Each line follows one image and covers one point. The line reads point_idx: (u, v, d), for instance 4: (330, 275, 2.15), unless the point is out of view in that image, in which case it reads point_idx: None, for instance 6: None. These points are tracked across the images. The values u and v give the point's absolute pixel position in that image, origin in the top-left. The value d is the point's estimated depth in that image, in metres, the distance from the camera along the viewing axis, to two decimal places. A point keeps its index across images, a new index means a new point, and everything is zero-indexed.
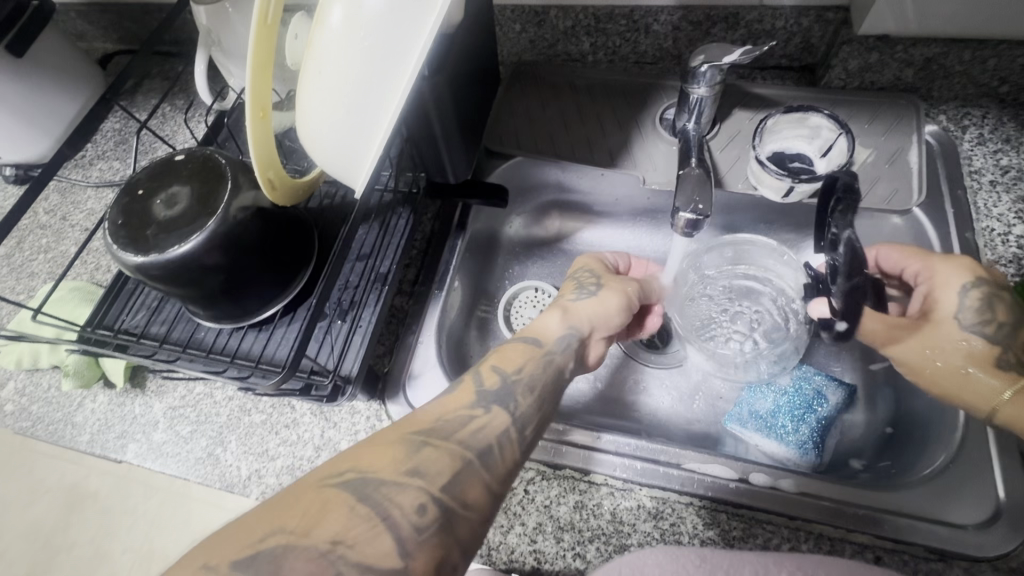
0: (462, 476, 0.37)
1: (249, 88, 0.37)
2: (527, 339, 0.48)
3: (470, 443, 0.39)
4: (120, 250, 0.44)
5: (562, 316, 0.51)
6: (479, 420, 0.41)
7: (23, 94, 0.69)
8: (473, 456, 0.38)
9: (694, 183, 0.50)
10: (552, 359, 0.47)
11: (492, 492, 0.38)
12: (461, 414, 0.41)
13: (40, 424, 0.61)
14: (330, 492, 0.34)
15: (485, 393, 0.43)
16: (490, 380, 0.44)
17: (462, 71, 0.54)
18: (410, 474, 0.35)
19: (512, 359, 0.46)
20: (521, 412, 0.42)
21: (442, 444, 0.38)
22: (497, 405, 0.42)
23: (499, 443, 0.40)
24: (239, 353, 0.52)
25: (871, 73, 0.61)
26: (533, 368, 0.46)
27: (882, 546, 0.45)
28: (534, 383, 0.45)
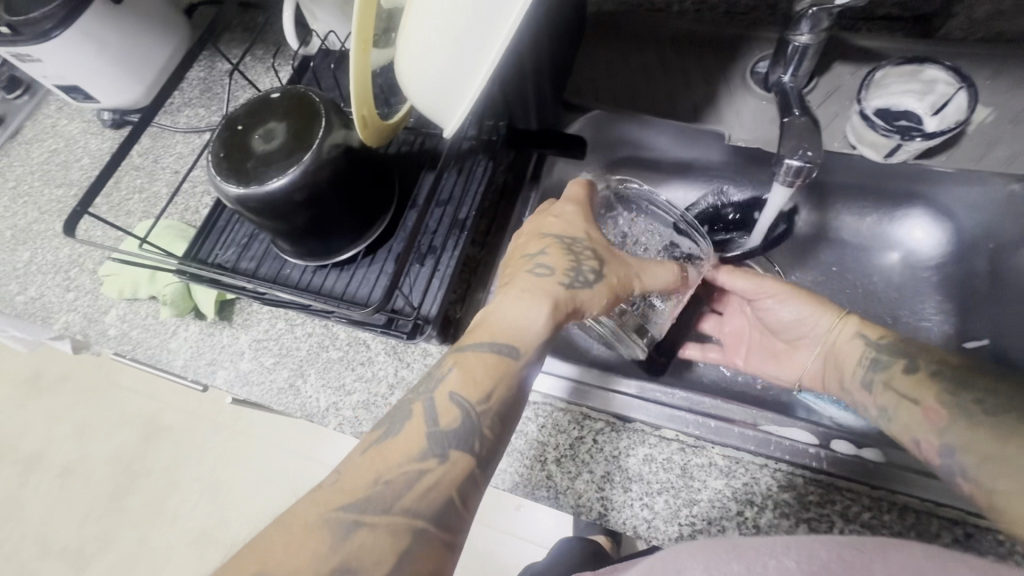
0: (411, 547, 0.34)
1: (355, 18, 0.37)
2: (499, 349, 0.41)
3: (421, 508, 0.35)
4: (224, 181, 0.46)
5: (546, 313, 0.43)
6: (432, 474, 0.37)
7: (122, 39, 0.72)
8: (425, 520, 0.35)
9: (802, 129, 0.47)
10: (520, 375, 0.41)
11: (451, 543, 0.36)
12: (408, 469, 0.37)
13: (139, 347, 0.66)
14: None
15: (439, 433, 0.38)
16: (446, 415, 0.39)
17: (552, 12, 0.52)
18: (339, 573, 0.32)
19: (478, 383, 0.40)
20: (484, 447, 0.39)
21: (381, 519, 0.34)
22: (455, 449, 0.38)
23: (457, 496, 0.37)
24: (323, 290, 0.55)
25: (1000, 22, 0.55)
26: (502, 392, 0.40)
27: (973, 523, 0.43)
28: (500, 410, 0.40)
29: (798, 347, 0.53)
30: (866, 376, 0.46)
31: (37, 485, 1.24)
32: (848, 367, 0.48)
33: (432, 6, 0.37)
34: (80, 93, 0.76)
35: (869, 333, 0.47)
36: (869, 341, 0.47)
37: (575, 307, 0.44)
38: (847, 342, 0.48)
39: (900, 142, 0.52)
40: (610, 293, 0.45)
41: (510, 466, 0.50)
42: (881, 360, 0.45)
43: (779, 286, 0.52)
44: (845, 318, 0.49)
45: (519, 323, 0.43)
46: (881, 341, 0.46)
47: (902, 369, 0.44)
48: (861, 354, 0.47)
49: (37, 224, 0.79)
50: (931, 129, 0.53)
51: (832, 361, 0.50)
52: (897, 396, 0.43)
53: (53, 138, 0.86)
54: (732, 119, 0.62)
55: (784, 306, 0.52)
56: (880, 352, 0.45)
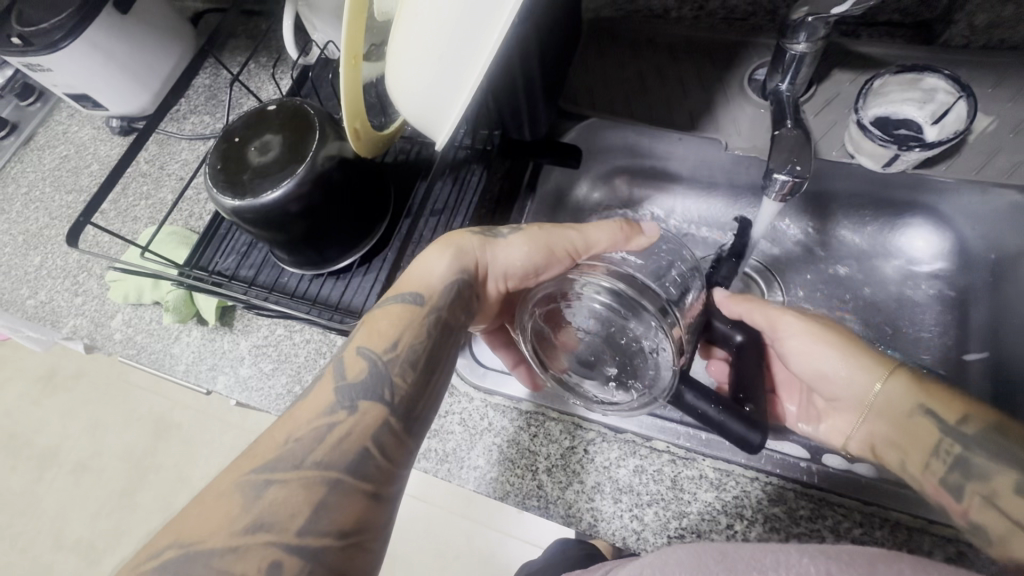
0: (330, 500, 0.36)
1: (343, 37, 0.38)
2: (406, 301, 0.44)
3: (332, 462, 0.37)
4: (219, 194, 0.47)
5: (451, 257, 0.45)
6: (344, 426, 0.39)
7: (129, 49, 0.73)
8: (342, 474, 0.37)
9: (790, 146, 0.47)
10: (428, 324, 0.44)
11: (372, 497, 0.38)
12: (320, 424, 0.39)
13: (144, 351, 0.68)
14: None
15: (347, 387, 0.41)
16: (354, 367, 0.41)
17: (546, 22, 0.52)
18: (253, 530, 0.34)
19: (385, 333, 0.43)
20: (398, 396, 0.41)
21: (295, 476, 0.36)
22: (364, 400, 0.40)
23: (374, 447, 0.39)
24: (319, 299, 0.55)
25: (1002, 29, 0.54)
26: (409, 340, 0.43)
27: (967, 541, 0.42)
28: (411, 359, 0.42)
29: (832, 406, 0.47)
30: (952, 480, 0.39)
31: (52, 481, 1.28)
32: (914, 447, 0.41)
33: (417, 25, 0.37)
34: (88, 101, 0.77)
35: (940, 410, 0.40)
36: (941, 421, 0.40)
37: (488, 254, 0.46)
38: (902, 413, 0.42)
39: (897, 152, 0.51)
40: (530, 244, 0.46)
41: (501, 476, 0.50)
42: (978, 471, 0.38)
43: (808, 330, 0.46)
44: (895, 375, 0.43)
45: (425, 273, 0.45)
46: (964, 429, 0.39)
47: (1010, 486, 0.36)
48: (930, 436, 0.40)
49: (48, 230, 0.81)
50: (930, 138, 0.52)
51: (884, 431, 0.43)
52: (1008, 521, 0.36)
53: (64, 144, 0.88)
54: (729, 127, 0.61)
55: (814, 354, 0.46)
56: (969, 451, 0.38)
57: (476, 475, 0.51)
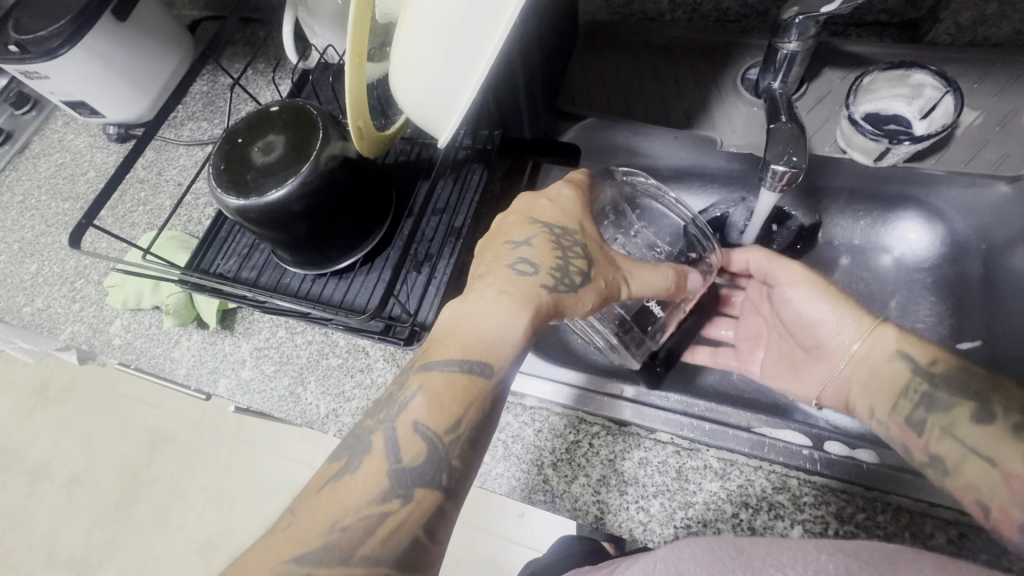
0: None
1: (349, 36, 0.38)
2: (471, 369, 0.39)
3: (384, 553, 0.35)
4: (223, 193, 0.47)
5: (526, 323, 0.41)
6: (394, 517, 0.36)
7: (126, 57, 0.74)
8: (387, 566, 0.35)
9: (785, 138, 0.48)
10: (494, 401, 0.39)
11: None
12: (368, 513, 0.35)
13: (143, 356, 0.67)
14: None
15: (402, 470, 0.37)
16: (415, 446, 0.37)
17: (544, 23, 0.53)
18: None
19: (446, 410, 0.38)
20: (453, 482, 0.38)
21: (339, 572, 0.34)
22: (420, 487, 0.37)
23: (421, 536, 0.36)
24: (322, 298, 0.55)
25: (986, 27, 0.56)
26: (470, 420, 0.39)
27: (968, 523, 0.43)
28: (472, 439, 0.39)
29: (817, 355, 0.52)
30: (916, 416, 0.43)
31: (43, 496, 1.25)
32: (890, 392, 0.45)
33: (422, 23, 0.38)
34: (86, 108, 0.78)
35: (915, 354, 0.44)
36: (916, 365, 0.44)
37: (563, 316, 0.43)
38: (881, 357, 0.46)
39: (888, 146, 0.52)
40: (598, 296, 0.44)
41: (506, 471, 0.50)
42: (943, 401, 0.41)
43: (810, 281, 0.50)
44: (879, 330, 0.46)
45: (495, 335, 0.40)
46: (934, 370, 0.43)
47: (969, 416, 0.40)
48: (904, 379, 0.44)
49: (44, 237, 0.80)
50: (919, 133, 0.54)
51: (865, 376, 0.47)
52: (962, 448, 0.39)
53: (60, 152, 0.88)
54: (724, 125, 0.63)
55: (812, 302, 0.50)
56: (933, 387, 0.42)
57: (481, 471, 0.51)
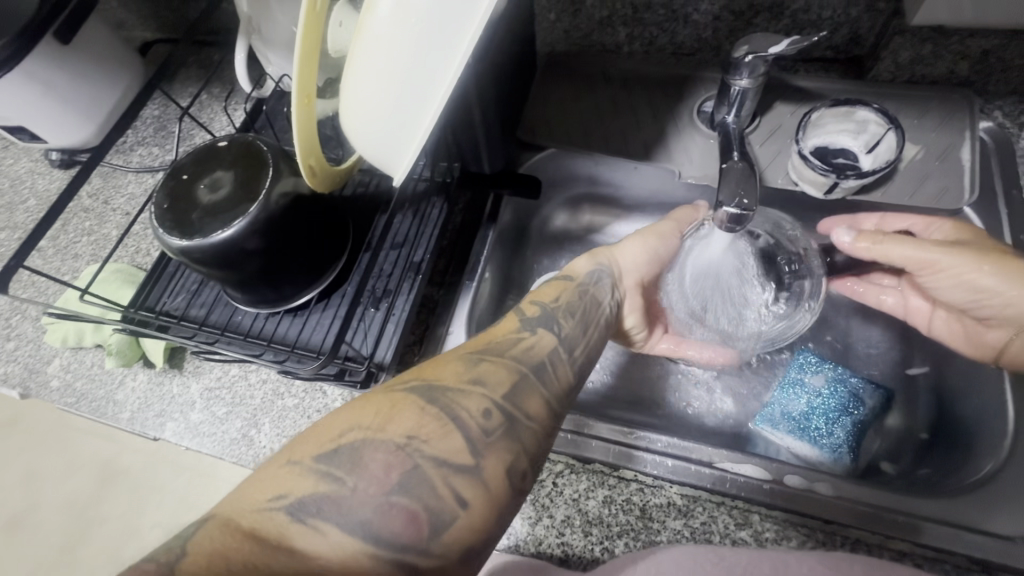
0: (520, 388, 0.40)
1: (296, 78, 0.37)
2: (559, 278, 0.52)
3: (524, 359, 0.42)
4: (166, 234, 0.45)
5: (587, 257, 0.53)
6: (528, 341, 0.44)
7: (71, 82, 0.71)
8: (529, 370, 0.41)
9: (737, 176, 0.49)
10: (584, 292, 0.50)
11: (552, 404, 0.41)
12: (511, 336, 0.44)
13: (83, 400, 0.63)
14: (399, 395, 0.37)
15: (530, 320, 0.46)
16: (532, 309, 0.47)
17: (502, 60, 0.53)
18: (472, 383, 0.39)
19: (548, 293, 0.49)
20: (566, 334, 0.46)
21: (498, 359, 0.41)
22: (542, 328, 0.45)
23: (551, 360, 0.43)
24: (276, 337, 0.53)
25: (922, 66, 0.59)
26: (568, 298, 0.49)
27: (922, 554, 0.44)
28: (574, 308, 0.48)
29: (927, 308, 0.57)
30: None
31: None
32: None
33: (374, 66, 0.37)
34: (26, 134, 0.74)
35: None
36: None
37: (618, 255, 0.54)
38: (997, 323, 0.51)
39: (836, 180, 0.54)
40: (642, 245, 0.55)
41: None
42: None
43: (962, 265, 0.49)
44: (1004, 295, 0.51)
45: (570, 267, 0.53)
46: None
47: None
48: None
49: None
50: (865, 167, 0.56)
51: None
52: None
53: None
54: (681, 157, 0.63)
55: (962, 286, 0.50)
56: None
57: None
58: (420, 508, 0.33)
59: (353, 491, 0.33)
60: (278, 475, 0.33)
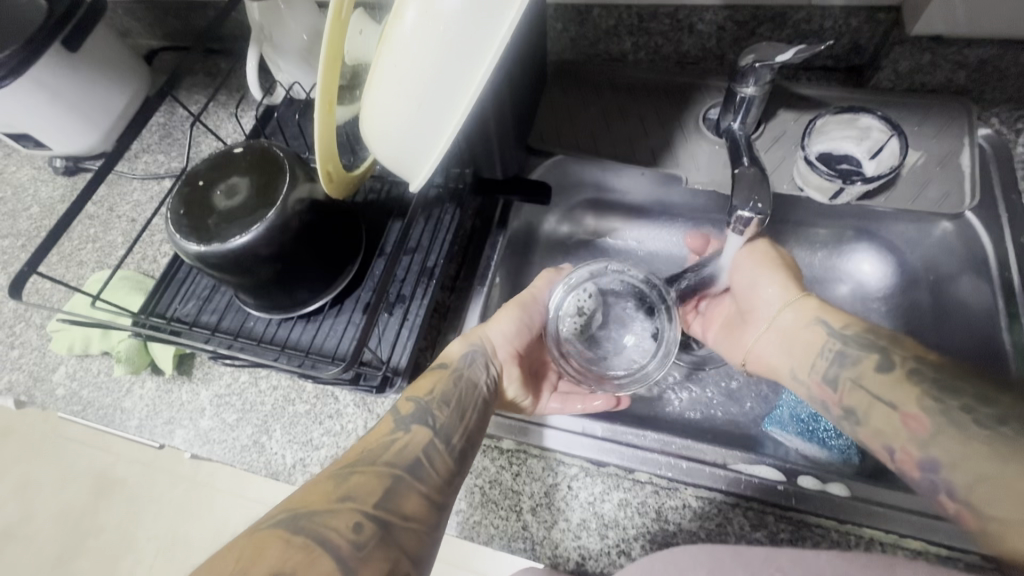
0: (396, 491, 0.40)
1: (319, 85, 0.38)
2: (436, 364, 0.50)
3: (397, 462, 0.42)
4: (183, 239, 0.45)
5: (460, 338, 0.52)
6: (401, 441, 0.44)
7: (79, 90, 0.70)
8: (404, 473, 0.42)
9: (750, 182, 0.50)
10: (459, 376, 0.49)
11: (431, 501, 0.41)
12: (384, 440, 0.44)
13: (90, 408, 0.63)
14: (265, 531, 0.36)
15: (404, 417, 0.45)
16: (405, 407, 0.46)
17: (517, 68, 0.54)
18: (342, 500, 0.38)
19: (424, 384, 0.48)
20: (442, 425, 0.45)
21: (368, 469, 0.41)
22: (417, 423, 0.45)
23: (427, 456, 0.43)
24: (290, 343, 0.53)
25: (922, 75, 0.60)
26: (442, 386, 0.48)
27: (936, 553, 0.45)
28: (449, 397, 0.47)
29: (748, 321, 0.56)
30: (833, 373, 0.47)
31: None
32: (806, 353, 0.49)
33: (396, 76, 0.38)
34: (31, 141, 0.73)
35: (831, 321, 0.49)
36: (831, 329, 0.48)
37: (490, 329, 0.53)
38: (803, 322, 0.50)
39: (842, 185, 0.55)
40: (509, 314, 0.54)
41: (484, 519, 0.49)
42: (852, 360, 0.46)
43: (770, 268, 0.54)
44: (804, 300, 0.51)
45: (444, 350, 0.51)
46: (865, 340, 0.46)
47: (875, 369, 0.45)
48: (820, 340, 0.49)
49: None
50: (869, 172, 0.57)
51: (790, 348, 0.51)
52: (869, 397, 0.45)
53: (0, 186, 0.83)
54: (688, 163, 0.64)
55: (763, 282, 0.54)
56: (845, 346, 0.47)
57: (458, 520, 0.49)
58: None
59: None
60: None
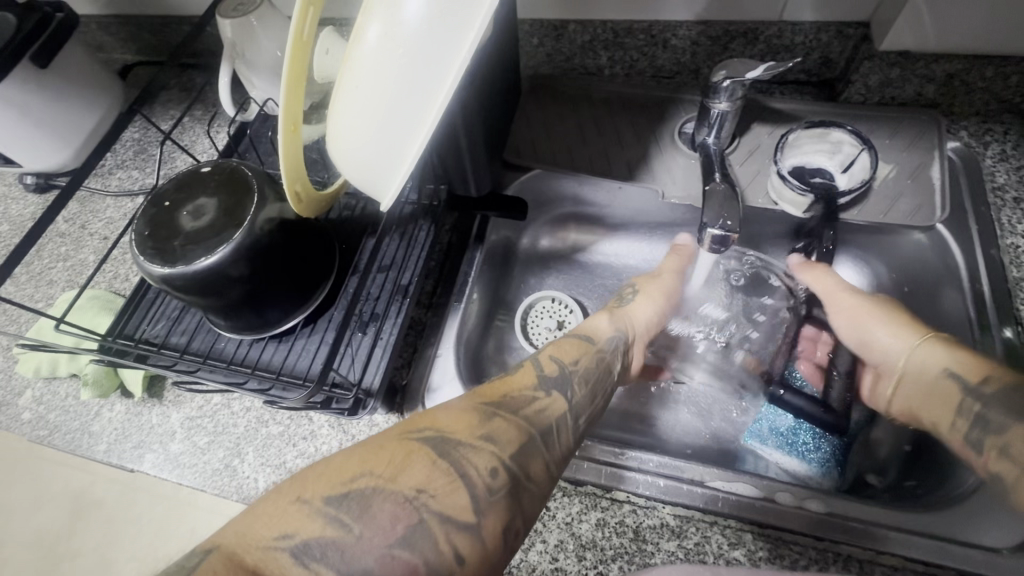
0: (528, 451, 0.38)
1: (280, 107, 0.37)
2: (581, 336, 0.50)
3: (536, 421, 0.40)
4: (147, 261, 0.44)
5: (607, 318, 0.53)
6: (543, 402, 0.42)
7: (50, 107, 0.69)
8: (538, 434, 0.40)
9: (721, 199, 0.50)
10: (602, 358, 0.49)
11: (552, 470, 0.39)
12: (526, 393, 0.42)
13: (57, 432, 0.61)
14: (414, 444, 0.36)
15: (548, 379, 0.44)
16: (549, 368, 0.45)
17: (491, 85, 0.54)
18: (484, 439, 0.37)
19: (569, 352, 0.47)
20: (576, 401, 0.44)
21: (511, 416, 0.40)
22: (557, 390, 0.43)
23: (558, 426, 0.41)
24: (260, 364, 0.52)
25: (892, 88, 0.61)
26: (587, 363, 0.47)
27: (912, 568, 0.44)
28: (589, 376, 0.46)
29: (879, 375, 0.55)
30: (972, 435, 0.45)
31: None
32: (942, 408, 0.48)
33: (359, 97, 0.37)
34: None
35: (964, 373, 0.47)
36: (964, 381, 0.47)
37: (631, 317, 0.54)
38: (928, 374, 0.49)
39: (815, 197, 0.56)
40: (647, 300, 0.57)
41: None
42: (994, 425, 0.44)
43: (881, 315, 0.54)
44: (928, 348, 0.50)
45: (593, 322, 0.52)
46: (984, 390, 0.45)
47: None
48: (956, 395, 0.47)
49: None
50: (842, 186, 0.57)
51: (920, 398, 0.50)
52: (1017, 468, 0.42)
53: None
54: (664, 176, 0.64)
55: (879, 329, 0.53)
56: (986, 407, 0.45)
57: None
58: (421, 563, 0.32)
59: (358, 538, 0.32)
60: (286, 512, 0.32)
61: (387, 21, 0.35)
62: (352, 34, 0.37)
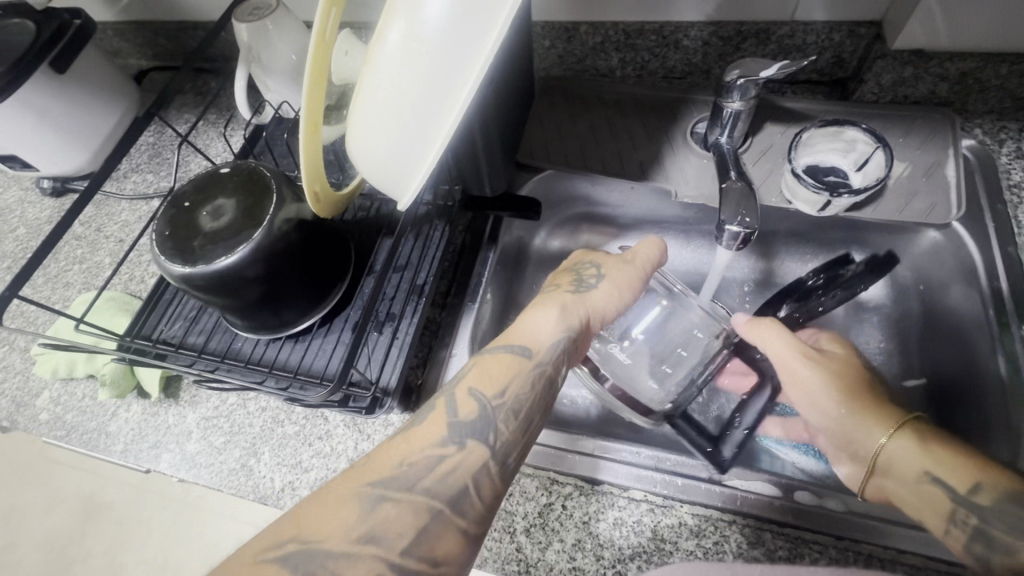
0: (428, 529, 0.36)
1: (302, 107, 0.38)
2: (515, 349, 0.46)
3: (439, 490, 0.38)
4: (168, 261, 0.45)
5: (553, 316, 0.48)
6: (449, 460, 0.39)
7: (66, 112, 0.70)
8: (443, 503, 0.38)
9: (738, 197, 0.51)
10: (539, 374, 0.45)
11: (466, 535, 0.37)
12: (430, 453, 0.39)
13: (74, 432, 0.61)
14: (269, 569, 0.33)
15: (458, 424, 0.41)
16: (467, 406, 0.42)
17: (506, 86, 0.55)
18: (364, 541, 0.35)
19: (494, 380, 0.44)
20: (501, 441, 0.41)
21: (403, 497, 0.37)
22: (472, 438, 0.41)
23: (475, 483, 0.39)
24: (278, 364, 0.53)
25: (905, 87, 0.61)
26: (516, 389, 0.43)
27: (933, 567, 0.44)
28: (519, 406, 0.43)
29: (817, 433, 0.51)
30: (977, 550, 0.40)
31: None
32: (919, 504, 0.43)
33: (380, 97, 0.38)
34: (18, 163, 0.73)
35: (950, 480, 0.42)
36: (950, 489, 0.41)
37: (589, 310, 0.50)
38: (910, 476, 0.43)
39: (829, 198, 0.55)
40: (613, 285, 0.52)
41: None
42: (999, 543, 0.39)
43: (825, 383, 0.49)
44: (898, 439, 0.45)
45: (533, 331, 0.47)
46: (978, 500, 0.40)
47: None
48: (944, 503, 0.42)
49: None
50: (856, 184, 0.57)
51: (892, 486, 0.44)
52: None
53: None
54: (676, 176, 0.64)
55: (824, 398, 0.49)
56: (985, 522, 0.40)
57: None
58: None
59: None
60: None
61: (409, 21, 0.35)
62: (374, 33, 0.37)
